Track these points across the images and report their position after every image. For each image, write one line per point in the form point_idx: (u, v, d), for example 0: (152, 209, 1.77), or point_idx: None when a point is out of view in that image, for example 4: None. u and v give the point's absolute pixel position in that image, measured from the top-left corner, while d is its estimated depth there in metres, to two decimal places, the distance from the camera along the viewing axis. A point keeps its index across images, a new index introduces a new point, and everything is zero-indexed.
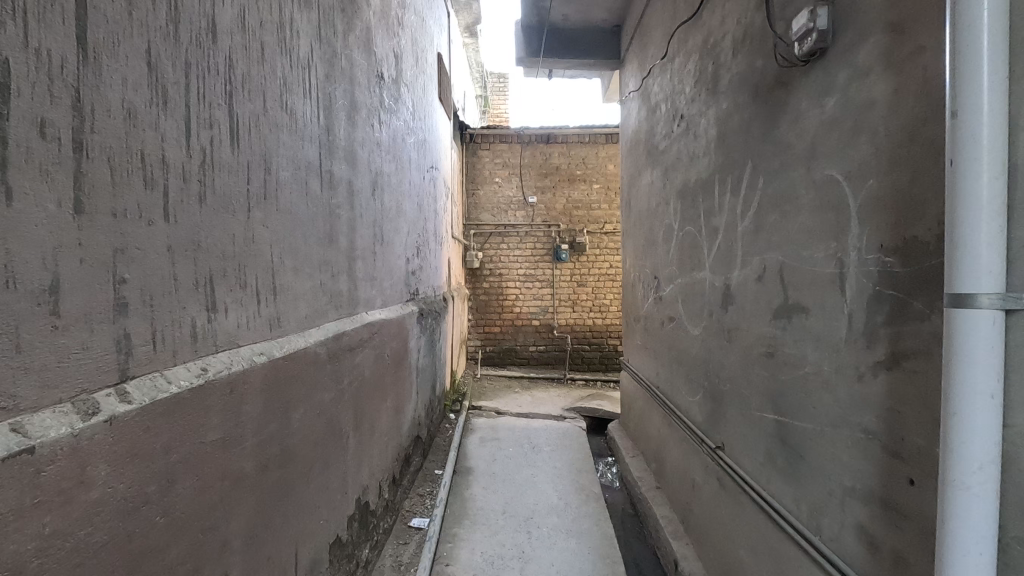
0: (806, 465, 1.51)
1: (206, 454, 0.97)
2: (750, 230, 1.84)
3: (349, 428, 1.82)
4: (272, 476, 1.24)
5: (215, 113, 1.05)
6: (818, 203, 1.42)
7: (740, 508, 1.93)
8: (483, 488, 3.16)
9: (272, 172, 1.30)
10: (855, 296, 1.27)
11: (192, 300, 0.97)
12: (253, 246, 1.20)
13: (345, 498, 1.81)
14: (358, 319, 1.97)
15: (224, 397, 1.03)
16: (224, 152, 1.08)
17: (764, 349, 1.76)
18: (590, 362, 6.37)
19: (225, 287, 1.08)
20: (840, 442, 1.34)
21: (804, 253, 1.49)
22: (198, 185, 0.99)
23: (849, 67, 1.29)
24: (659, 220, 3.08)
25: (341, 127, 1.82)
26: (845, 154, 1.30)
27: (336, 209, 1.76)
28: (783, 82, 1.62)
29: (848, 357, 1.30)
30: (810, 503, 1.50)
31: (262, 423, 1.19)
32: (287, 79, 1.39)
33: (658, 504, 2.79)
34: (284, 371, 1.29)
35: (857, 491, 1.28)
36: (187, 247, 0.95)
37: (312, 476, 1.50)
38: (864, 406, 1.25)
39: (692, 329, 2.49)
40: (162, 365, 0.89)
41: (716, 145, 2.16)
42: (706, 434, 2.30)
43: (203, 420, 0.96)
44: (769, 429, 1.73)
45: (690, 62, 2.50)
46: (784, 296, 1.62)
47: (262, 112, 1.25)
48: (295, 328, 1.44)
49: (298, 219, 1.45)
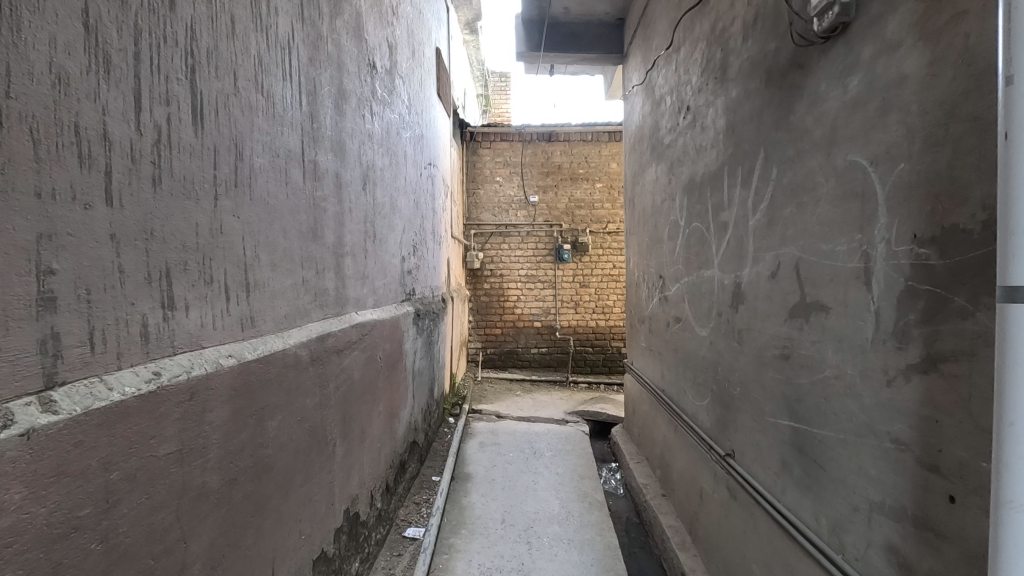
0: (827, 477, 1.39)
1: (158, 469, 0.86)
2: (763, 224, 1.73)
3: (335, 436, 1.72)
4: (243, 491, 1.13)
5: (175, 88, 0.94)
6: (839, 192, 1.31)
7: (753, 521, 1.82)
8: (482, 496, 3.05)
9: (245, 159, 1.19)
10: (882, 292, 1.16)
11: (142, 296, 0.86)
12: (220, 238, 1.09)
13: (331, 509, 1.70)
14: (347, 318, 1.86)
15: (182, 405, 0.92)
16: (184, 133, 0.97)
17: (779, 350, 1.64)
18: (593, 364, 6.25)
19: (186, 282, 0.97)
20: (866, 454, 1.22)
21: (824, 247, 1.38)
22: (152, 167, 0.88)
23: (876, 41, 1.18)
24: (664, 217, 2.97)
25: (327, 116, 1.71)
26: (871, 136, 1.19)
27: (321, 201, 1.65)
28: (800, 64, 1.50)
29: (875, 359, 1.19)
30: (831, 519, 1.38)
31: (230, 432, 1.08)
32: (263, 58, 1.28)
33: (664, 513, 2.68)
34: (257, 375, 1.18)
35: (886, 508, 1.17)
36: (137, 236, 0.85)
37: (292, 489, 1.39)
38: (893, 413, 1.13)
39: (700, 330, 2.38)
40: (103, 369, 0.78)
41: (725, 136, 2.05)
42: (715, 441, 2.18)
43: (154, 431, 0.85)
44: (785, 437, 1.62)
45: (696, 51, 2.39)
46: (801, 293, 1.50)
47: (232, 91, 1.14)
48: (273, 328, 1.33)
49: (276, 211, 1.35)
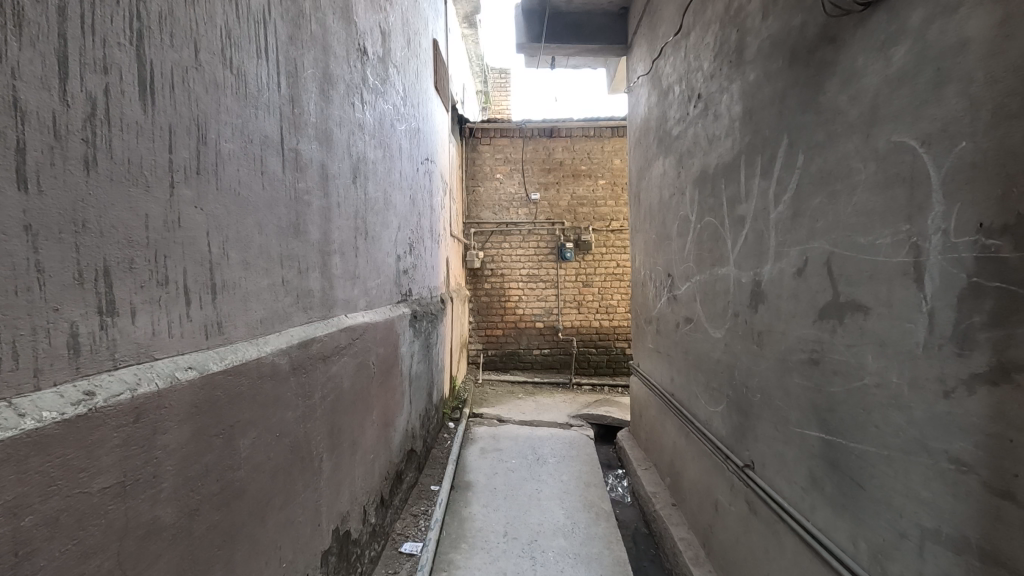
0: (866, 497, 1.25)
1: (91, 509, 0.72)
2: (786, 216, 1.58)
3: (322, 451, 1.57)
4: (208, 522, 0.99)
5: (118, 56, 0.80)
6: (880, 178, 1.17)
7: (776, 541, 1.67)
8: (484, 506, 2.91)
9: (210, 141, 1.05)
10: (937, 290, 1.02)
11: (71, 300, 0.72)
12: (179, 232, 0.95)
13: (318, 531, 1.55)
14: (335, 321, 1.72)
15: (124, 429, 0.77)
16: (130, 109, 0.83)
17: (806, 355, 1.50)
18: (597, 365, 6.10)
19: (132, 284, 0.83)
20: (917, 474, 1.08)
21: (863, 240, 1.23)
22: (84, 147, 0.74)
23: (927, 3, 1.03)
24: (672, 213, 2.83)
25: (311, 101, 1.57)
26: (922, 113, 1.05)
27: (304, 194, 1.51)
28: (830, 38, 1.35)
29: (928, 367, 1.05)
30: (872, 544, 1.24)
31: (191, 456, 0.93)
32: (233, 30, 1.14)
33: (675, 524, 2.54)
34: (223, 389, 1.03)
35: (942, 537, 1.03)
36: (61, 228, 0.71)
37: (270, 513, 1.25)
38: (952, 430, 0.99)
39: (714, 332, 2.23)
40: (12, 391, 0.64)
41: (742, 123, 1.90)
42: (732, 450, 2.04)
43: (86, 463, 0.71)
44: (814, 450, 1.47)
45: (708, 34, 2.25)
46: (833, 292, 1.36)
47: (193, 63, 0.99)
48: (245, 334, 1.19)
49: (249, 202, 1.20)
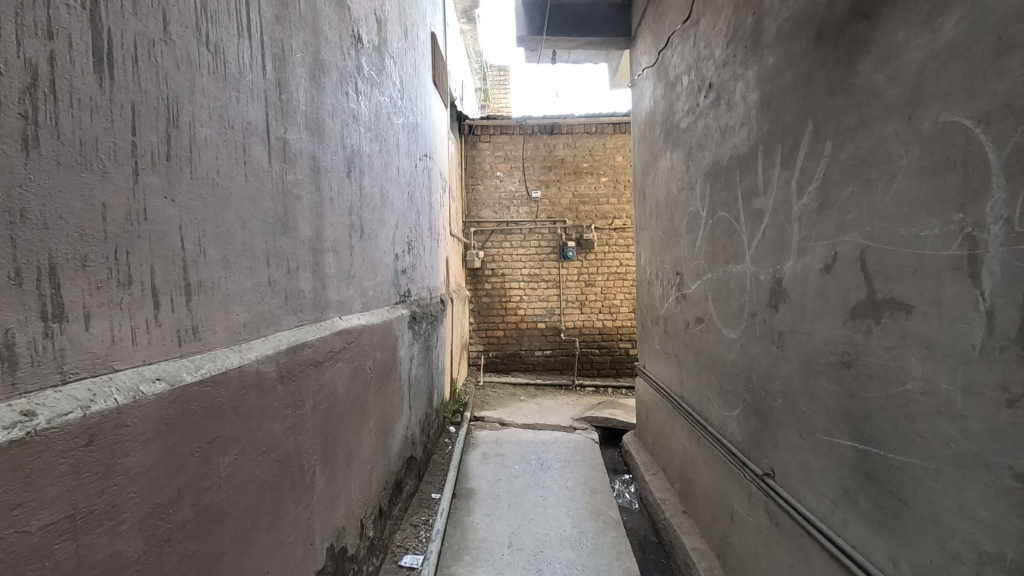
0: (909, 514, 1.14)
1: (29, 550, 0.61)
2: (812, 209, 1.47)
3: (315, 464, 1.46)
4: (182, 552, 0.88)
5: (66, 21, 0.70)
6: (927, 163, 1.06)
7: (802, 556, 1.56)
8: (486, 515, 2.79)
9: (182, 124, 0.94)
10: (998, 287, 0.91)
11: (7, 303, 0.61)
12: (146, 226, 0.84)
13: (310, 550, 1.45)
14: (328, 325, 1.61)
15: (74, 454, 0.67)
16: (83, 83, 0.72)
17: (835, 358, 1.39)
18: (600, 366, 6.01)
19: (84, 284, 0.72)
20: (972, 491, 0.97)
21: (904, 232, 1.12)
22: (22, 123, 0.64)
23: None
24: (681, 208, 2.71)
25: (301, 87, 1.46)
26: (979, 88, 0.94)
27: (293, 187, 1.40)
28: (864, 13, 1.24)
29: (988, 373, 0.94)
30: (917, 565, 1.13)
31: (161, 480, 0.82)
32: (208, 3, 1.03)
33: (687, 533, 2.43)
34: (199, 402, 0.92)
35: (1005, 563, 0.92)
36: None
37: (256, 537, 1.14)
38: (1016, 443, 0.88)
39: (728, 332, 2.12)
40: None
41: (759, 111, 1.79)
42: (749, 457, 1.93)
43: (23, 497, 0.60)
44: (846, 461, 1.36)
45: (721, 20, 2.13)
46: (867, 290, 1.25)
47: (161, 35, 0.88)
48: (225, 340, 1.07)
49: (230, 194, 1.09)
